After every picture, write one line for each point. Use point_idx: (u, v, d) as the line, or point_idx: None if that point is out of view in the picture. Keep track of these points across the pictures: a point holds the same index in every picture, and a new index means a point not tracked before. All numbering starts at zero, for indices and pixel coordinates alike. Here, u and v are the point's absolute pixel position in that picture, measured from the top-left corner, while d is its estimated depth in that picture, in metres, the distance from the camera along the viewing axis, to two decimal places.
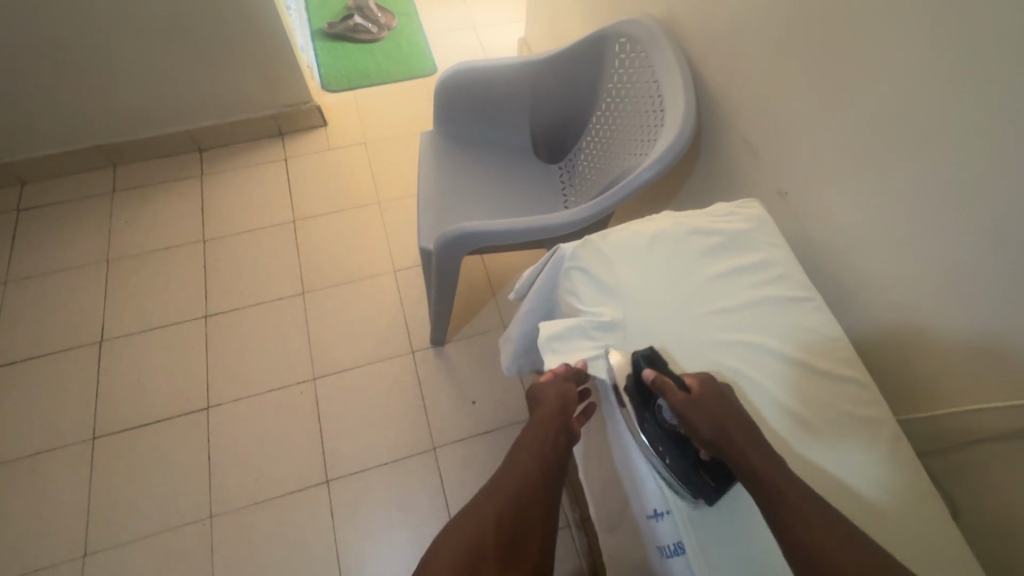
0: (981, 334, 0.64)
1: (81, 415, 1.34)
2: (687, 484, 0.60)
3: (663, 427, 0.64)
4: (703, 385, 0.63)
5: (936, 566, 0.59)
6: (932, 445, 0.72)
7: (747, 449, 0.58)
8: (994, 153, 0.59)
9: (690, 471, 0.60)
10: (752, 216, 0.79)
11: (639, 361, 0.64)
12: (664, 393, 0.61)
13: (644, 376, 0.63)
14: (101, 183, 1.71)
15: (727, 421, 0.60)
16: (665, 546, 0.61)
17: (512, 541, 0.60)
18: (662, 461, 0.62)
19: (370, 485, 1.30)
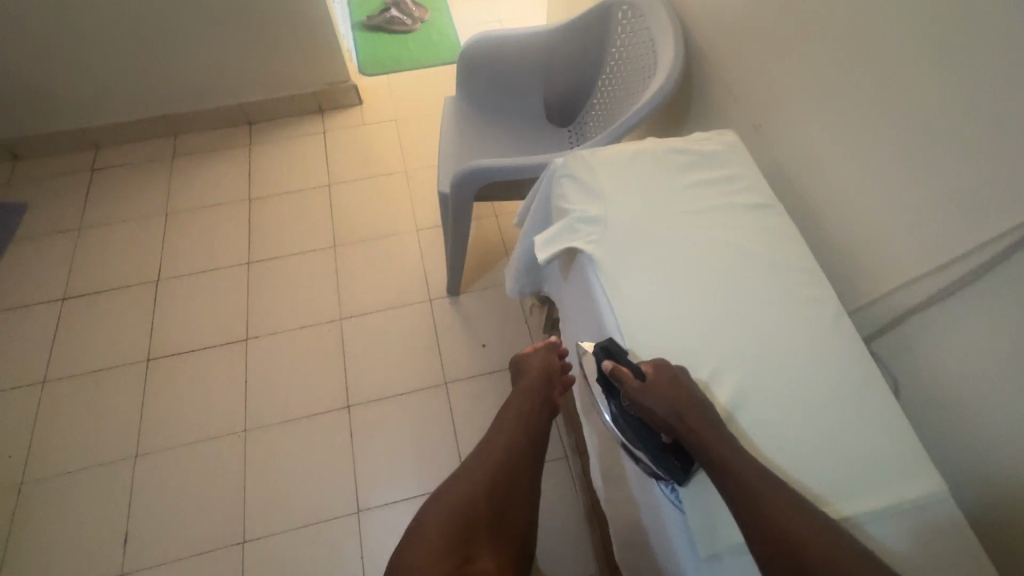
0: (914, 219, 0.74)
1: (137, 340, 1.52)
2: (655, 469, 0.63)
3: (631, 418, 0.67)
4: (659, 370, 0.65)
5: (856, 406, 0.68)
6: (875, 328, 0.81)
7: (699, 430, 0.61)
8: (928, 63, 0.69)
9: (658, 454, 0.63)
10: (725, 142, 0.90)
11: (597, 353, 0.68)
12: (621, 381, 0.65)
13: (604, 367, 0.67)
14: (163, 149, 1.93)
15: (680, 403, 0.62)
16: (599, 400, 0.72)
17: (501, 489, 0.79)
18: (635, 451, 0.65)
19: (387, 412, 1.43)
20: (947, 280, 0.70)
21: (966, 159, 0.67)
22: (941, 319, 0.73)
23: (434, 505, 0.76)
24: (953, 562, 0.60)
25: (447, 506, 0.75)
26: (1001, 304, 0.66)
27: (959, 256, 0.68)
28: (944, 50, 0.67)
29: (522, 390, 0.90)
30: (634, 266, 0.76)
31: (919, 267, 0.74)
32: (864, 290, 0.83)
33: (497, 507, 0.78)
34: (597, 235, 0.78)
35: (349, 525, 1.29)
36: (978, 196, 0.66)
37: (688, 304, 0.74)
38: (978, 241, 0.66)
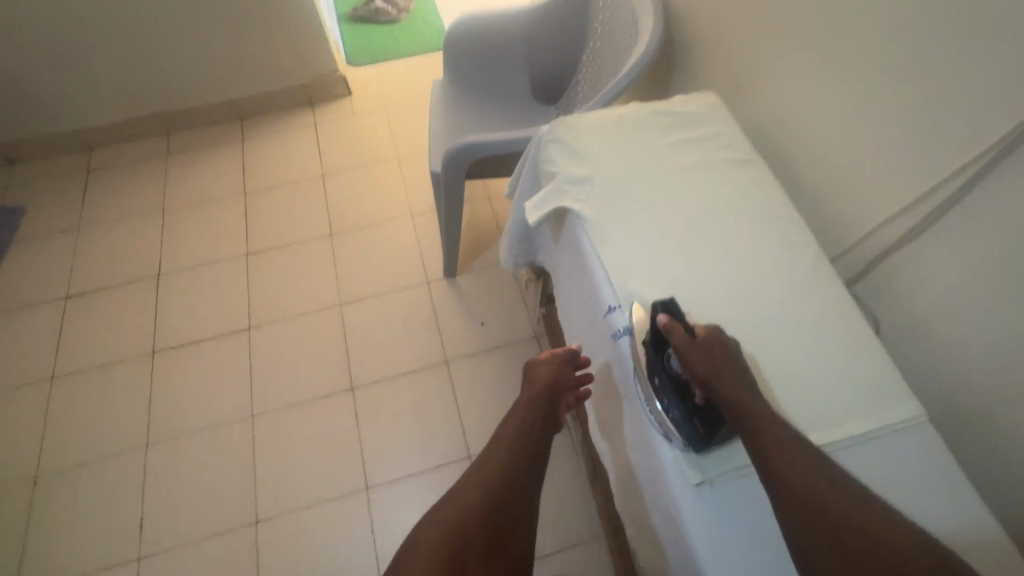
0: (886, 162, 0.77)
1: (142, 333, 1.55)
2: (682, 432, 0.62)
3: (669, 377, 0.65)
4: (711, 334, 0.66)
5: (840, 343, 0.71)
6: (856, 271, 0.84)
7: (738, 394, 0.62)
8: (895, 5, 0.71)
9: (687, 418, 0.62)
10: (705, 102, 0.92)
11: (656, 306, 0.68)
12: (673, 335, 0.65)
13: (659, 320, 0.67)
14: (156, 147, 1.94)
15: (724, 366, 0.64)
16: (617, 331, 0.72)
17: (498, 515, 0.69)
18: (667, 413, 0.64)
19: (391, 393, 1.46)
20: (916, 217, 0.74)
21: (934, 95, 0.69)
22: (917, 256, 0.76)
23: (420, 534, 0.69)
24: (936, 478, 0.63)
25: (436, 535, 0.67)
26: (972, 234, 0.68)
27: (930, 188, 0.71)
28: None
29: (525, 403, 0.79)
30: (622, 222, 0.79)
31: (889, 207, 0.77)
32: (844, 238, 0.86)
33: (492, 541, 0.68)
34: (585, 195, 0.81)
35: (358, 501, 1.32)
36: (945, 130, 0.68)
37: (674, 255, 0.77)
38: (946, 172, 0.69)
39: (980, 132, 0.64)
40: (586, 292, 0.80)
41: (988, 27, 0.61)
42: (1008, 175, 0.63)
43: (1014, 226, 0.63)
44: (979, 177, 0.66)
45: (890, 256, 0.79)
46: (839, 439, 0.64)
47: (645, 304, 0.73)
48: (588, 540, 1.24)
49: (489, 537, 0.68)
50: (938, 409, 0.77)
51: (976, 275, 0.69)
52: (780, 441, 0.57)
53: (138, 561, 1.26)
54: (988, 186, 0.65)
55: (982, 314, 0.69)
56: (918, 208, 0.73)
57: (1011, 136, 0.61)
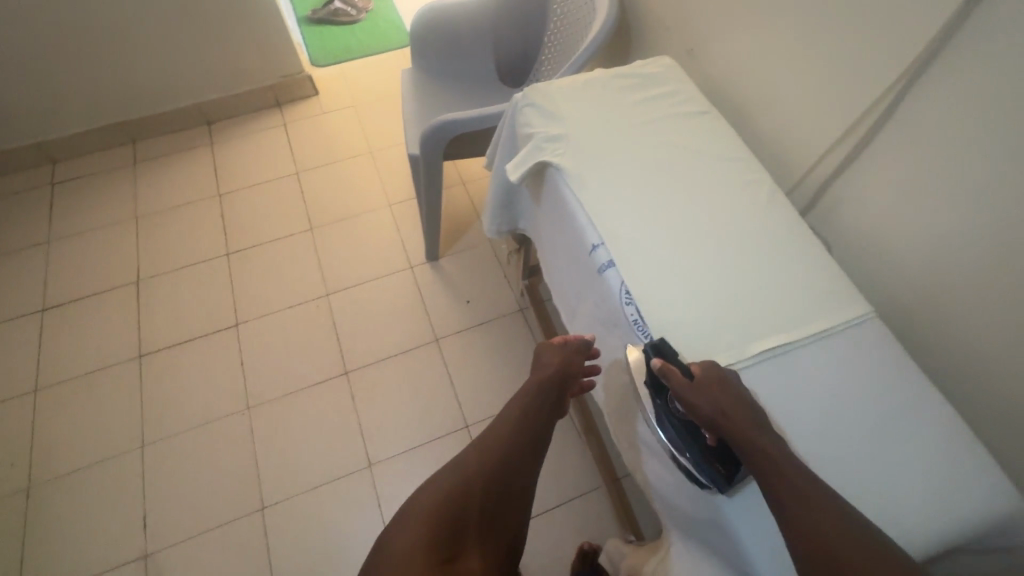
0: (823, 102, 0.87)
1: (126, 338, 1.54)
2: (701, 474, 0.66)
3: (677, 419, 0.69)
4: (706, 372, 0.67)
5: (798, 260, 0.80)
6: (807, 204, 0.95)
7: (741, 433, 0.63)
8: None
9: (702, 460, 0.66)
10: (662, 65, 1.01)
11: (646, 351, 0.70)
12: (669, 381, 0.67)
13: (652, 365, 0.68)
14: (124, 156, 1.93)
15: (725, 403, 0.65)
16: (602, 266, 0.80)
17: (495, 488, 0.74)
18: (682, 455, 0.68)
19: (384, 374, 1.49)
20: (852, 146, 0.84)
21: (857, 33, 0.79)
22: (857, 180, 0.86)
23: (423, 491, 0.72)
24: (888, 369, 0.72)
25: (439, 490, 0.71)
26: (898, 153, 0.78)
27: (859, 118, 0.81)
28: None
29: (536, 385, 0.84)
30: (597, 173, 0.86)
31: (830, 141, 0.88)
32: (795, 176, 0.96)
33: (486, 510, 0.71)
34: (562, 150, 0.88)
35: (362, 479, 1.36)
36: (869, 64, 0.78)
37: (645, 197, 0.85)
38: (873, 102, 0.79)
39: (898, 61, 0.74)
40: (570, 239, 0.87)
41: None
42: (923, 96, 0.73)
43: (931, 140, 0.74)
44: (899, 101, 0.76)
45: (835, 185, 0.89)
46: (769, 347, 0.73)
47: (626, 240, 0.81)
48: (587, 492, 1.31)
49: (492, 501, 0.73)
50: (885, 316, 0.87)
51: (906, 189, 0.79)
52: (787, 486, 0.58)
53: (145, 559, 1.26)
54: (907, 108, 0.75)
55: (912, 224, 0.79)
56: (853, 137, 0.83)
57: (921, 61, 0.71)
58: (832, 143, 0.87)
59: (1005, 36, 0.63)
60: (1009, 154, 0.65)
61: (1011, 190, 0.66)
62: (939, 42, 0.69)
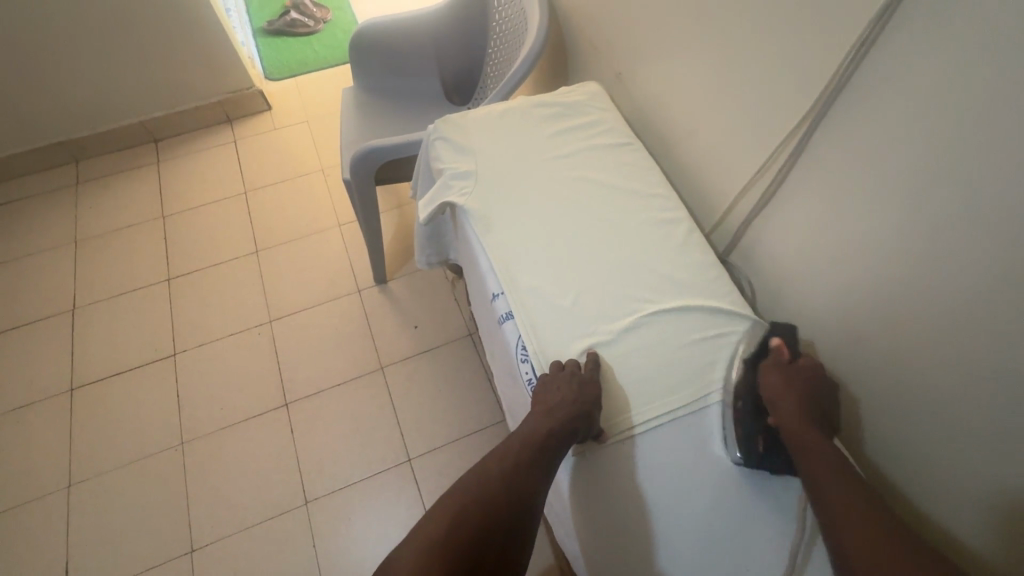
0: (745, 133, 0.82)
1: (58, 371, 1.48)
2: (744, 438, 0.67)
3: (750, 395, 0.70)
4: (813, 371, 0.69)
5: (710, 307, 0.75)
6: (731, 242, 0.91)
7: (806, 421, 0.65)
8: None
9: (755, 430, 0.67)
10: (587, 92, 0.96)
11: (768, 329, 0.73)
12: (779, 357, 0.70)
13: (771, 342, 0.72)
14: (66, 176, 1.86)
15: (811, 402, 0.67)
16: (501, 316, 0.76)
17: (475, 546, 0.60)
18: (738, 419, 0.68)
19: (326, 405, 1.44)
20: (770, 182, 0.80)
21: (772, 58, 0.74)
22: (777, 217, 0.81)
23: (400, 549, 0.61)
24: None
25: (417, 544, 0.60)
26: (814, 192, 0.74)
27: (778, 155, 0.77)
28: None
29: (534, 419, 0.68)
30: (504, 212, 0.81)
31: (753, 175, 0.83)
32: (719, 210, 0.92)
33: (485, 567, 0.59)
34: (468, 188, 0.83)
35: (298, 517, 1.30)
36: (784, 93, 0.74)
37: (552, 236, 0.80)
38: (790, 137, 0.74)
39: (811, 96, 0.70)
40: (478, 282, 0.83)
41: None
42: (835, 134, 0.69)
43: (843, 179, 0.69)
44: (813, 138, 0.72)
45: (758, 221, 0.84)
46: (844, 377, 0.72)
47: (529, 285, 0.76)
48: None
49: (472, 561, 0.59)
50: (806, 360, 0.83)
51: (823, 228, 0.74)
52: (833, 472, 0.60)
53: None
54: (820, 143, 0.71)
55: (830, 267, 0.75)
56: (771, 173, 0.79)
57: (830, 97, 0.67)
58: (754, 178, 0.82)
59: (908, 71, 0.58)
60: (915, 200, 0.61)
61: (917, 235, 0.62)
62: (848, 79, 0.65)
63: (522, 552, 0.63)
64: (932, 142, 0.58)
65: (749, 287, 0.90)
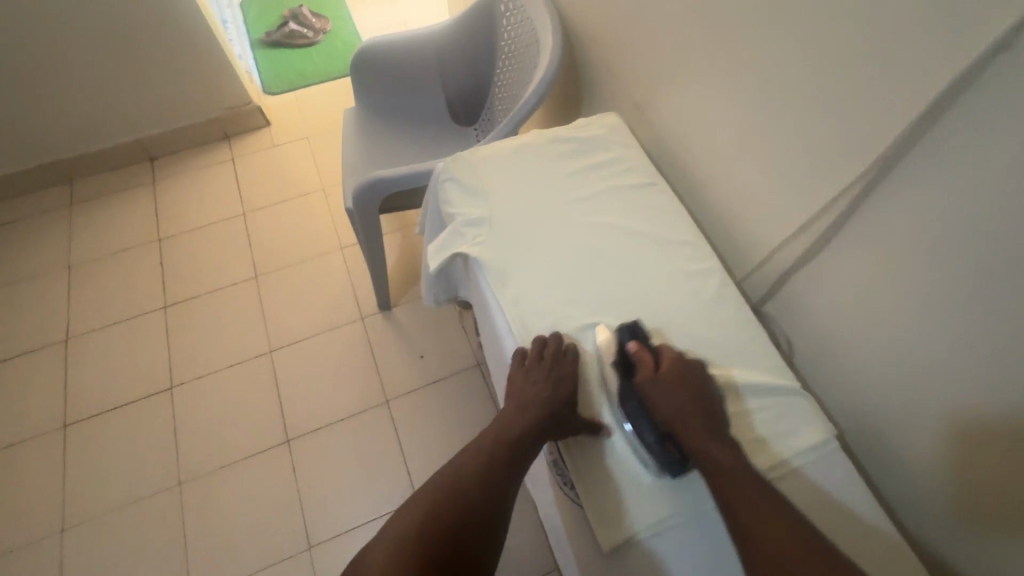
0: (781, 178, 0.75)
1: (51, 406, 1.43)
2: (653, 459, 0.62)
3: (632, 404, 0.64)
4: (678, 367, 0.65)
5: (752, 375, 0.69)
6: (765, 292, 0.83)
7: (702, 427, 0.61)
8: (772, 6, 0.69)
9: (656, 447, 0.62)
10: (606, 125, 0.89)
11: (622, 333, 0.68)
12: (642, 364, 0.65)
13: (628, 348, 0.67)
14: (59, 197, 1.81)
15: (692, 401, 0.63)
16: None
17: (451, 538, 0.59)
18: (636, 437, 0.63)
19: (328, 441, 1.38)
20: (814, 236, 0.73)
21: (815, 99, 0.67)
22: (820, 272, 0.74)
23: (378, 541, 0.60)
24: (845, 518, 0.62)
25: (395, 539, 0.59)
26: (863, 250, 0.67)
27: (823, 208, 0.70)
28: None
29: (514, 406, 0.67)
30: (522, 265, 0.75)
31: (794, 226, 0.75)
32: (750, 257, 0.85)
33: (449, 559, 0.58)
34: (482, 237, 0.77)
35: (300, 564, 1.24)
36: (829, 137, 0.67)
37: (572, 292, 0.73)
38: (838, 191, 0.67)
39: (863, 146, 0.63)
40: (494, 339, 0.77)
41: (857, 29, 0.60)
42: (890, 190, 0.62)
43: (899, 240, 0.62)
44: (867, 193, 0.65)
45: (797, 273, 0.77)
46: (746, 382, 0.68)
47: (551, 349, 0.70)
48: None
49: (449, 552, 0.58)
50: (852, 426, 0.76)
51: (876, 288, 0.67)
52: (738, 480, 0.57)
53: None
54: (873, 197, 0.64)
55: (882, 330, 0.68)
56: (814, 227, 0.72)
57: (885, 151, 0.61)
58: (794, 228, 0.76)
59: (986, 124, 0.51)
60: (989, 273, 0.54)
61: (994, 307, 0.55)
62: (908, 132, 0.58)
63: (491, 548, 0.61)
64: (1012, 212, 0.51)
65: (785, 343, 0.83)
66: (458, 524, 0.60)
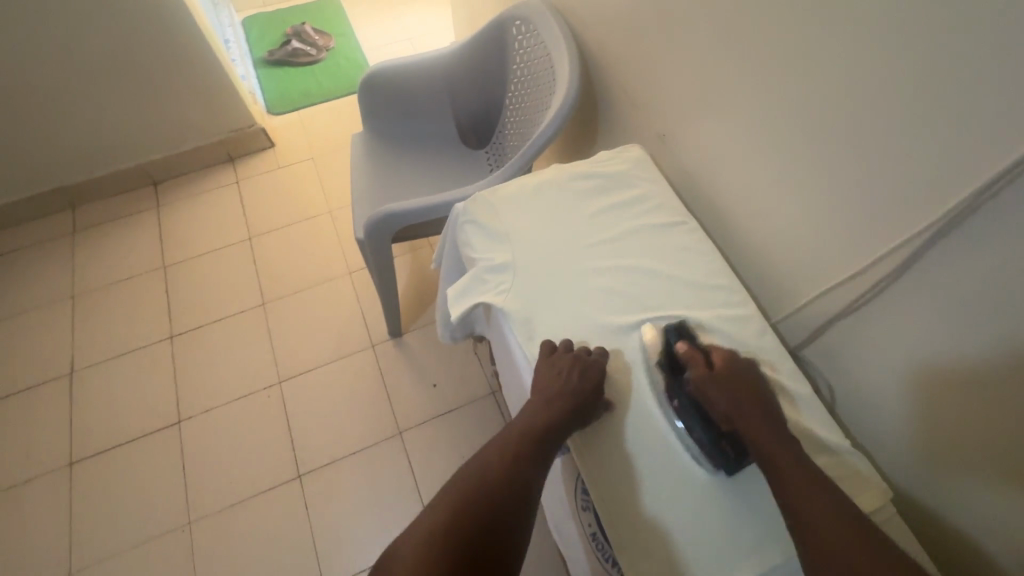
0: (820, 219, 0.72)
1: (57, 442, 1.39)
2: (711, 456, 0.63)
3: (686, 400, 0.65)
4: (730, 364, 0.65)
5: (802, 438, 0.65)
6: (804, 337, 0.79)
7: (760, 422, 0.60)
8: (808, 40, 0.66)
9: (714, 443, 0.63)
10: (630, 158, 0.87)
11: (669, 335, 0.69)
12: (691, 364, 0.65)
13: (677, 348, 0.67)
14: (62, 224, 1.78)
15: (745, 398, 0.62)
16: None
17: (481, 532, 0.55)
18: (691, 434, 0.64)
19: (341, 475, 1.35)
20: (864, 286, 0.68)
21: (856, 137, 0.64)
22: (868, 320, 0.70)
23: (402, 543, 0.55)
24: None
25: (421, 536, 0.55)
26: (918, 302, 0.63)
27: (877, 259, 0.65)
28: (822, 25, 0.63)
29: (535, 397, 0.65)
30: (551, 313, 0.71)
31: (842, 272, 0.71)
32: (789, 298, 0.81)
33: (481, 556, 0.54)
34: (507, 285, 0.73)
35: None
36: (872, 178, 0.64)
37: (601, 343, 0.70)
38: (892, 240, 0.63)
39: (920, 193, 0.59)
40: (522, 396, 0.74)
41: (905, 68, 0.56)
42: (952, 241, 0.58)
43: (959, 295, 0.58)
44: (928, 246, 0.60)
45: (841, 320, 0.73)
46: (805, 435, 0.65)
47: None
48: None
49: (480, 547, 0.54)
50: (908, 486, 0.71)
51: (927, 341, 0.63)
52: (796, 476, 0.56)
53: None
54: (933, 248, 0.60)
55: (940, 386, 0.64)
56: (865, 276, 0.68)
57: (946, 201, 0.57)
58: (841, 275, 0.71)
59: None
60: None
61: None
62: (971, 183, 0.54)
63: (521, 546, 0.57)
64: None
65: (826, 389, 0.79)
66: (487, 524, 0.56)
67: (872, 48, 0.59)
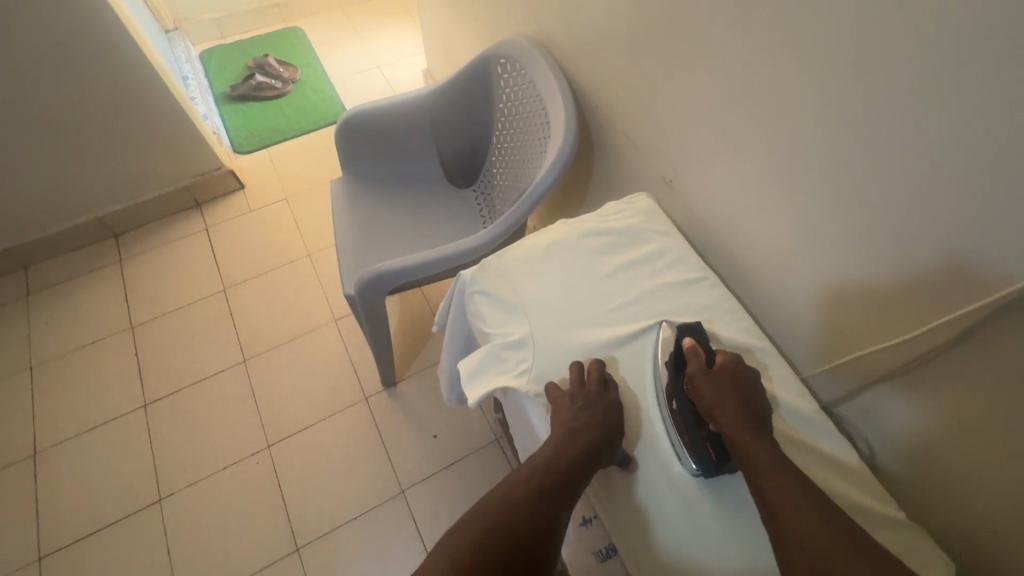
0: (848, 276, 0.68)
1: (22, 536, 1.26)
2: (694, 454, 0.62)
3: (684, 393, 0.64)
4: (731, 364, 0.63)
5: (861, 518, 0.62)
6: (839, 392, 0.75)
7: (749, 422, 0.58)
8: (828, 95, 0.62)
9: (699, 440, 0.62)
10: (639, 211, 0.84)
11: (681, 329, 0.67)
12: (692, 357, 0.64)
13: (683, 344, 0.66)
14: (14, 288, 1.63)
15: (740, 400, 0.60)
16: (601, 550, 0.63)
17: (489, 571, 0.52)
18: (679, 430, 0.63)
19: (343, 544, 1.26)
20: (912, 354, 0.64)
21: (883, 198, 0.60)
22: (911, 385, 0.66)
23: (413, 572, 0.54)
24: None
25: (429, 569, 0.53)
26: (969, 376, 0.59)
27: (925, 329, 0.61)
28: (843, 82, 0.60)
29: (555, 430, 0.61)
30: None
31: (888, 335, 0.66)
32: (822, 352, 0.77)
33: None
34: (528, 363, 0.68)
35: None
36: (904, 241, 0.60)
37: (635, 423, 0.66)
38: (939, 316, 0.59)
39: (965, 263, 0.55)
40: None
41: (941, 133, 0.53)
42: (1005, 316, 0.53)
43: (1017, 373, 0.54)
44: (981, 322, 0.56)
45: (880, 381, 0.69)
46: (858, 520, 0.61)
47: (625, 497, 0.63)
48: None
49: None
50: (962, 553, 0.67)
51: (977, 415, 0.60)
52: (774, 477, 0.54)
53: None
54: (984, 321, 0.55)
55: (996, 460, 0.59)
56: (906, 346, 0.64)
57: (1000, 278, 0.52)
58: (887, 337, 0.66)
59: None
60: None
61: None
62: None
63: None
64: None
65: (865, 445, 0.75)
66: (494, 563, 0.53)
67: (901, 110, 0.55)
